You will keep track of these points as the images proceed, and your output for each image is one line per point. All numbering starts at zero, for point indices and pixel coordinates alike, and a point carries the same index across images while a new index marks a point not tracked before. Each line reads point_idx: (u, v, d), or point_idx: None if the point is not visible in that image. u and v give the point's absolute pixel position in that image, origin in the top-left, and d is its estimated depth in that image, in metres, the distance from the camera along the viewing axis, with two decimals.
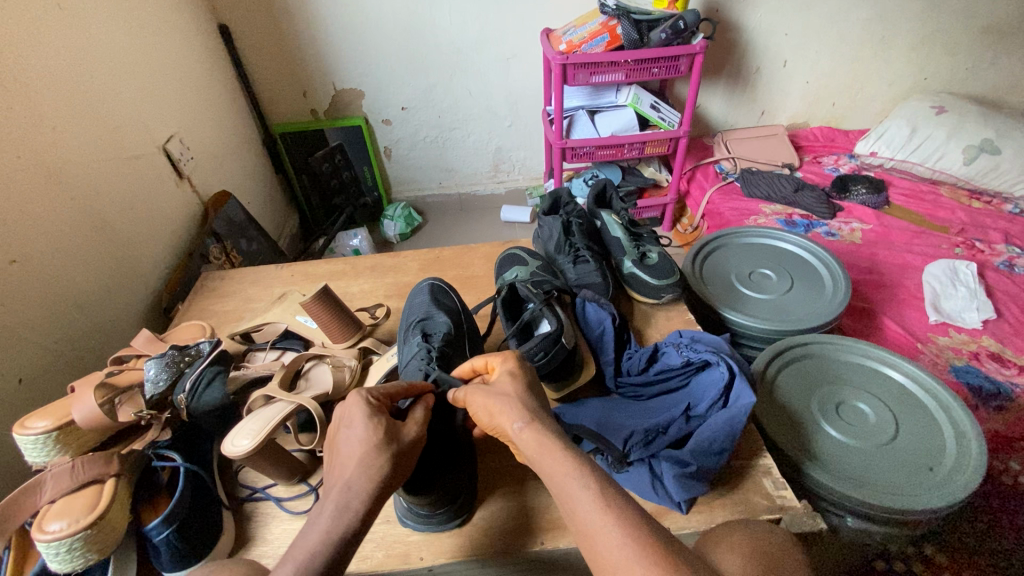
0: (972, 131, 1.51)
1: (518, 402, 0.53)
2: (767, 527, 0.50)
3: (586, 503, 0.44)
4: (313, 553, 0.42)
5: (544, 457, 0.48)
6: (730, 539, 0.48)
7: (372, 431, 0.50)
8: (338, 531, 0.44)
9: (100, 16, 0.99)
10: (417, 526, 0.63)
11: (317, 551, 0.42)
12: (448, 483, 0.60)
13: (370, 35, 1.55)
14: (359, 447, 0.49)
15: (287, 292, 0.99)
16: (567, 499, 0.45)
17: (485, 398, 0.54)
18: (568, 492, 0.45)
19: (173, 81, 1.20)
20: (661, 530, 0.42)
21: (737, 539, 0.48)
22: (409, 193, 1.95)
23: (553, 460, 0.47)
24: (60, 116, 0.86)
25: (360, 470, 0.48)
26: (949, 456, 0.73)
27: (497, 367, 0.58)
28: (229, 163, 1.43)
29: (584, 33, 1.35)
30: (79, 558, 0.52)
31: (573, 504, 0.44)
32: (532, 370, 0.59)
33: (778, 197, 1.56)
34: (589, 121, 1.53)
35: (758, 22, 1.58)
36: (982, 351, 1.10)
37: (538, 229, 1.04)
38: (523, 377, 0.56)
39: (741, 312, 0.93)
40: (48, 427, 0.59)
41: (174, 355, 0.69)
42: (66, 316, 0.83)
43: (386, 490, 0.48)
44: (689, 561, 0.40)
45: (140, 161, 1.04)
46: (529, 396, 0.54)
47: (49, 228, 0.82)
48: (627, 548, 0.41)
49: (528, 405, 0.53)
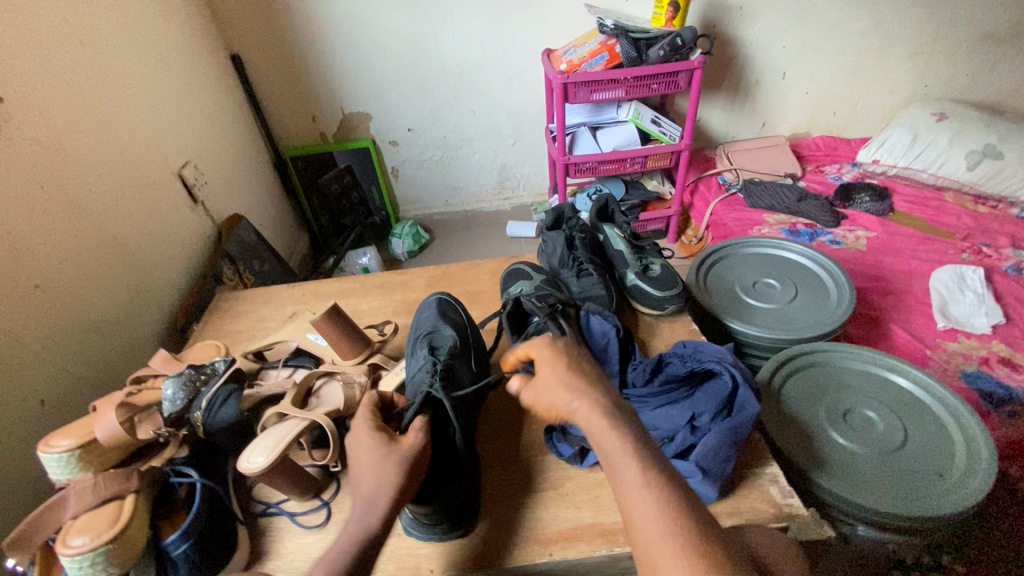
0: (974, 137, 1.51)
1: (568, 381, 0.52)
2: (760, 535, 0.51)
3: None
4: (346, 557, 0.49)
5: (566, 396, 0.50)
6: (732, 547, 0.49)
7: (376, 446, 0.54)
8: (364, 533, 0.50)
9: (118, 51, 1.04)
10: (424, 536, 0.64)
11: (343, 552, 0.49)
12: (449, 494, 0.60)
13: (375, 58, 1.60)
14: (372, 455, 0.54)
15: (298, 311, 1.01)
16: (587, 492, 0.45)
17: (546, 393, 0.52)
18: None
19: (188, 109, 1.25)
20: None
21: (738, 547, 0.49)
22: (416, 211, 1.99)
23: (579, 394, 0.50)
24: (81, 147, 0.91)
25: (377, 476, 0.52)
26: (958, 462, 0.73)
27: (543, 355, 0.55)
28: (240, 186, 1.46)
29: (583, 52, 1.39)
30: (100, 573, 0.54)
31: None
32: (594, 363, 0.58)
33: (782, 207, 1.57)
34: (591, 137, 1.56)
35: (756, 36, 1.61)
36: (992, 356, 1.09)
37: (542, 243, 1.06)
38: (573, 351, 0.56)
39: (746, 321, 0.94)
40: (71, 445, 0.61)
41: (190, 374, 0.72)
42: (87, 339, 0.86)
43: (403, 497, 0.53)
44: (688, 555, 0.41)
45: (155, 188, 1.08)
46: (585, 368, 0.53)
47: (71, 254, 0.85)
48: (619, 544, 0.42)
49: (589, 378, 0.52)
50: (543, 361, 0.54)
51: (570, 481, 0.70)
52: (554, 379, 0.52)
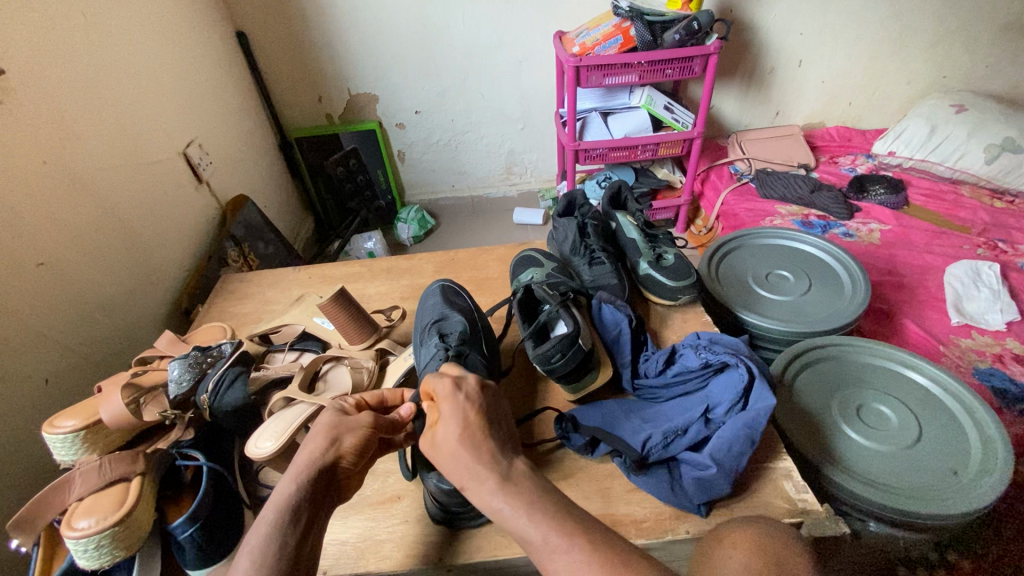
0: (993, 130, 1.48)
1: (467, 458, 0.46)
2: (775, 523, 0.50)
3: (540, 532, 0.42)
4: (266, 525, 0.44)
5: (455, 469, 0.47)
6: (735, 537, 0.48)
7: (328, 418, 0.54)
8: (289, 504, 0.46)
9: (122, 25, 1.01)
10: (453, 524, 0.63)
11: (267, 518, 0.45)
12: None
13: (383, 37, 1.56)
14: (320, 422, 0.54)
15: (304, 294, 0.99)
16: (511, 531, 0.44)
17: (444, 458, 0.48)
18: (520, 523, 0.43)
19: (194, 87, 1.23)
20: None
21: (742, 537, 0.48)
22: (422, 196, 1.96)
23: (468, 471, 0.46)
24: (85, 124, 0.89)
25: (316, 445, 0.51)
26: (973, 459, 0.72)
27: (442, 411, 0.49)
28: (245, 167, 1.44)
29: (596, 35, 1.35)
30: (106, 556, 0.53)
31: (530, 539, 0.42)
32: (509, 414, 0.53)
33: (794, 198, 1.54)
34: (602, 123, 1.53)
35: (773, 22, 1.57)
36: (1006, 353, 1.07)
37: (553, 230, 1.04)
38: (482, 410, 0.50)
39: (758, 314, 0.92)
40: (76, 426, 0.60)
41: (196, 356, 0.71)
42: (91, 319, 0.85)
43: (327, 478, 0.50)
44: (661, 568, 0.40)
45: (160, 166, 1.06)
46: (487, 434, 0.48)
47: (75, 232, 0.84)
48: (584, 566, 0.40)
49: (485, 450, 0.47)
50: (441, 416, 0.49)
51: (581, 472, 0.69)
52: (446, 449, 0.48)
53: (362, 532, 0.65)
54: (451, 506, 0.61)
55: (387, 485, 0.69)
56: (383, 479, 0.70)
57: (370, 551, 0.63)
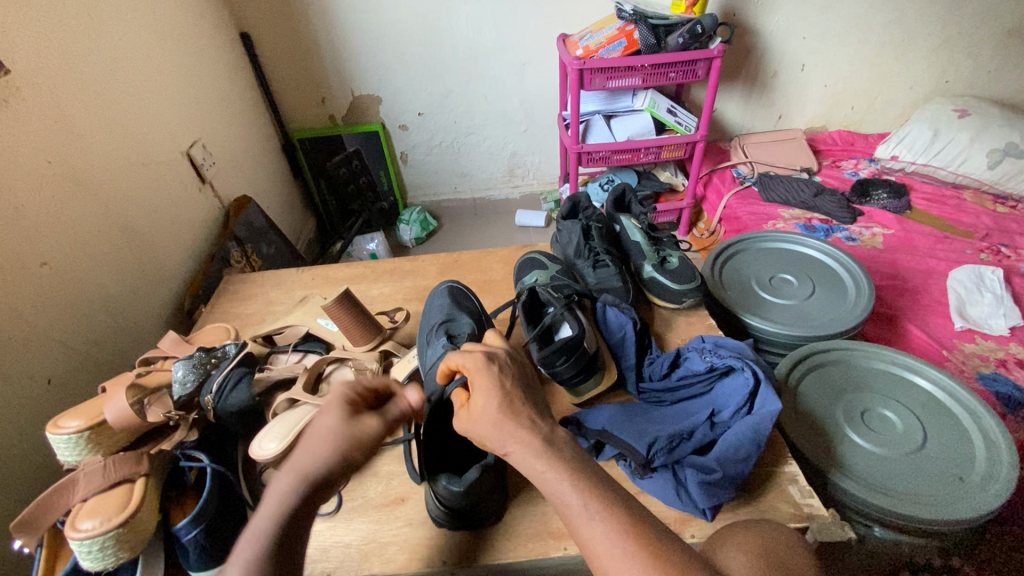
0: (995, 135, 1.49)
1: (507, 429, 0.47)
2: (777, 527, 0.50)
3: (580, 498, 0.44)
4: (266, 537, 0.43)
5: (498, 438, 0.48)
6: (737, 537, 0.48)
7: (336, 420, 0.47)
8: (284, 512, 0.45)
9: (128, 27, 1.02)
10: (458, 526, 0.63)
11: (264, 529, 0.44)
12: (479, 482, 0.58)
13: (388, 39, 1.56)
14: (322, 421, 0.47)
15: (307, 296, 0.99)
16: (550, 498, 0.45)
17: (481, 432, 0.49)
18: (557, 492, 0.44)
19: (198, 88, 1.23)
20: (668, 536, 0.43)
21: (743, 537, 0.48)
22: (425, 198, 1.96)
23: (512, 435, 0.47)
24: (90, 124, 0.89)
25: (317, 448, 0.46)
26: (979, 465, 0.72)
27: (477, 383, 0.50)
28: (247, 167, 1.44)
29: (600, 38, 1.35)
30: (110, 557, 0.53)
31: (568, 503, 0.44)
32: (537, 379, 0.55)
33: (797, 202, 1.54)
34: (605, 126, 1.53)
35: (776, 26, 1.57)
36: (1010, 359, 1.07)
37: (557, 232, 1.03)
38: (513, 376, 0.51)
39: (763, 318, 0.92)
40: (81, 426, 0.60)
41: (200, 357, 0.70)
42: (94, 319, 0.85)
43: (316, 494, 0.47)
44: (685, 561, 0.41)
45: (163, 167, 1.06)
46: (524, 400, 0.49)
47: (79, 232, 0.84)
48: (615, 533, 0.42)
49: (524, 416, 0.48)
50: (476, 390, 0.50)
51: None
52: (486, 418, 0.48)
53: (366, 535, 0.64)
54: (455, 510, 0.60)
55: (391, 487, 0.69)
56: (387, 481, 0.70)
57: (374, 554, 0.63)
